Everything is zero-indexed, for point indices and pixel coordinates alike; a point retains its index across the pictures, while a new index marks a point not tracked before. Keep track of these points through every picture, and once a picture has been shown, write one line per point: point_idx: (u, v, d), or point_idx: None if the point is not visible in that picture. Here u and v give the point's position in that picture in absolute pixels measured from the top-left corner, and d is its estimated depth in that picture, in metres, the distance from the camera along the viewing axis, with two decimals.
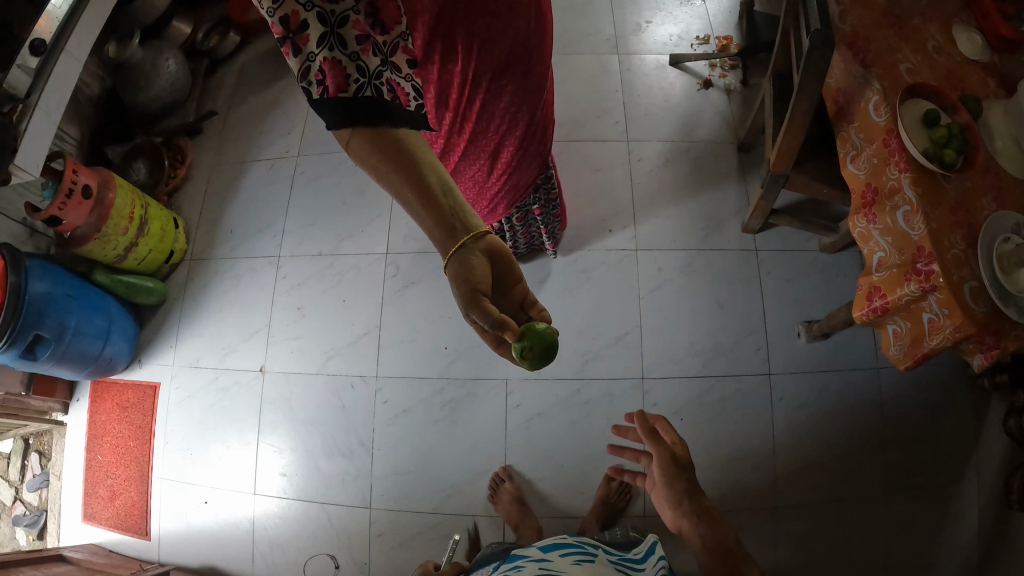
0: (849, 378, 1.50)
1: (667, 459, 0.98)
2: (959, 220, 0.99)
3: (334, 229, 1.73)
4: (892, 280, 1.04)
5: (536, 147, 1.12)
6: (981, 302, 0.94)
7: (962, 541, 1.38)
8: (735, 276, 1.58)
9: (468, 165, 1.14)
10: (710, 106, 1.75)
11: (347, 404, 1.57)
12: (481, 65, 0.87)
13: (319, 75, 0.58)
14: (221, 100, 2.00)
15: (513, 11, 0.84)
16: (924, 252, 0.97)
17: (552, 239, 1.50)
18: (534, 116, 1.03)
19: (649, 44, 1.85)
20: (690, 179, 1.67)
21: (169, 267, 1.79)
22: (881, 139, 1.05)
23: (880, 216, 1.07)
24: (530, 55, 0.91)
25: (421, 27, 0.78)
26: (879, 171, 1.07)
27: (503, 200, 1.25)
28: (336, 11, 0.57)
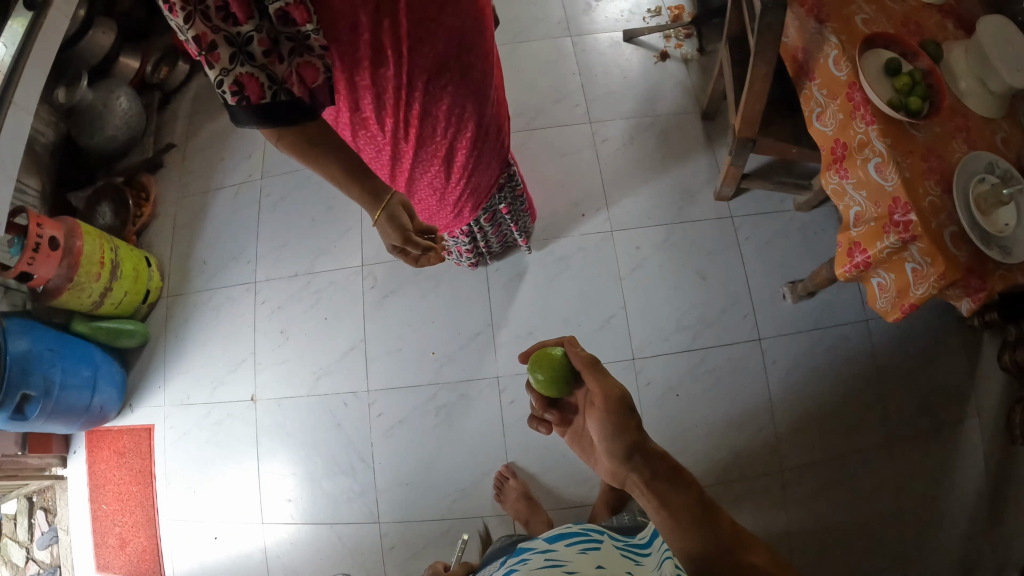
0: (838, 333, 1.54)
1: (614, 401, 0.83)
2: (932, 167, 1.10)
3: (306, 247, 1.68)
4: (871, 234, 1.17)
5: (491, 145, 1.14)
6: (963, 246, 1.07)
7: (970, 480, 1.44)
8: (714, 245, 1.55)
9: (424, 173, 1.13)
10: (669, 78, 1.67)
11: (342, 422, 1.55)
12: (414, 69, 0.87)
13: (235, 88, 0.72)
14: (178, 131, 1.92)
15: (444, 11, 0.84)
16: (900, 202, 1.08)
17: (524, 236, 1.48)
18: (481, 115, 1.05)
19: (601, 22, 1.74)
20: (658, 153, 1.60)
21: (147, 307, 1.75)
22: (844, 93, 1.16)
23: (852, 169, 1.19)
24: (466, 57, 0.94)
25: (333, 35, 0.77)
26: (846, 125, 1.18)
27: (468, 204, 1.24)
28: (241, 34, 0.69)
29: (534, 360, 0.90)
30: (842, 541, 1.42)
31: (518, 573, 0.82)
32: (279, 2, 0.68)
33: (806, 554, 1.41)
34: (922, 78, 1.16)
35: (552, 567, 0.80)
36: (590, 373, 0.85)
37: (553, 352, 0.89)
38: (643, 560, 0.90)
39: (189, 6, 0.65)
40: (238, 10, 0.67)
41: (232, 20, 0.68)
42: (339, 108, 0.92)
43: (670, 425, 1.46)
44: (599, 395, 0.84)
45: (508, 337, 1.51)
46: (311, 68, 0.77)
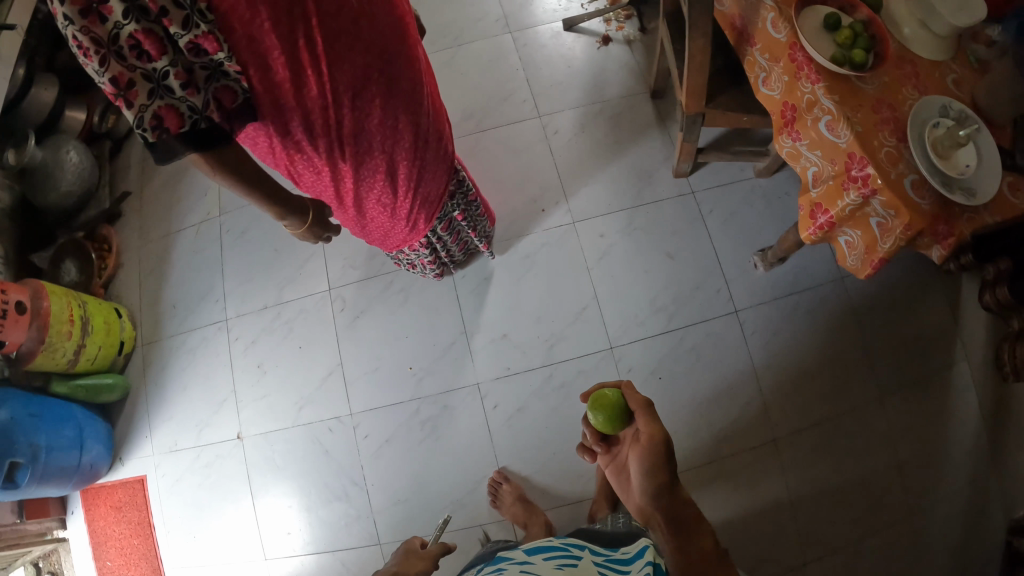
0: (815, 294, 1.55)
1: (657, 443, 0.89)
2: (885, 118, 1.14)
3: (272, 279, 1.66)
4: (831, 193, 1.20)
5: (434, 154, 1.12)
6: (925, 194, 1.11)
7: (967, 423, 1.50)
8: (678, 223, 1.53)
9: (368, 190, 1.11)
10: (614, 61, 1.65)
11: (330, 448, 1.53)
12: (337, 86, 0.87)
13: (154, 121, 0.75)
14: (132, 177, 1.88)
15: (359, 25, 0.84)
16: (856, 158, 1.11)
17: (485, 240, 1.46)
18: (418, 124, 1.04)
19: (539, 14, 1.72)
20: (611, 138, 1.58)
21: (123, 358, 1.72)
22: (786, 54, 1.19)
23: (803, 131, 1.22)
24: (392, 68, 0.93)
25: (247, 58, 0.78)
26: (792, 87, 1.20)
27: (422, 215, 1.22)
28: (156, 68, 0.73)
29: (593, 401, 0.97)
30: (848, 502, 1.45)
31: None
32: (188, 34, 0.71)
33: (810, 519, 1.44)
34: (862, 30, 1.19)
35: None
36: (642, 411, 0.92)
37: (608, 394, 0.96)
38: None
39: (103, 49, 0.69)
40: (151, 47, 0.71)
41: (146, 57, 0.71)
42: (264, 133, 0.90)
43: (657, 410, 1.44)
44: (645, 434, 0.90)
45: (483, 341, 1.50)
46: (229, 92, 0.79)
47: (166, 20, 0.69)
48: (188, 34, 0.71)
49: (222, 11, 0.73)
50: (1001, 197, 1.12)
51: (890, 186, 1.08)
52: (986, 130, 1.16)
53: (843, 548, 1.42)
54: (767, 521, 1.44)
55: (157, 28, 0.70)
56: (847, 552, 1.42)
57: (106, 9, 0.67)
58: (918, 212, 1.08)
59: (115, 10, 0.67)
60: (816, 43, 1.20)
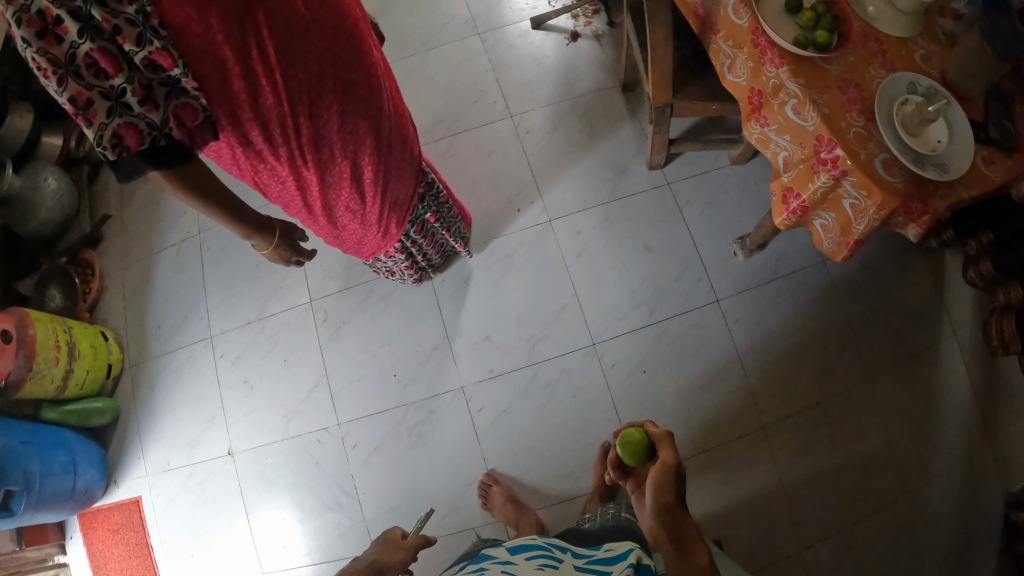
0: (797, 278, 1.55)
1: (668, 466, 0.87)
2: (852, 99, 1.13)
3: (254, 294, 1.66)
4: (802, 177, 1.20)
5: (399, 156, 1.12)
6: (896, 172, 1.10)
7: (959, 399, 1.49)
8: (655, 215, 1.52)
9: (336, 197, 1.10)
10: (584, 57, 1.64)
11: (320, 460, 1.53)
12: (293, 95, 0.87)
13: (114, 139, 0.75)
14: (112, 200, 1.87)
15: (312, 33, 0.84)
16: (824, 140, 1.11)
17: (461, 240, 1.46)
18: (380, 128, 1.04)
19: (506, 14, 1.71)
20: (583, 133, 1.58)
21: (112, 381, 1.72)
22: (749, 40, 1.19)
23: (771, 116, 1.21)
24: (347, 74, 0.92)
25: (203, 71, 0.78)
26: (757, 72, 1.20)
27: (392, 219, 1.22)
28: (114, 86, 0.73)
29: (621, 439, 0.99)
30: (842, 485, 1.45)
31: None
32: (142, 51, 0.72)
33: (803, 503, 1.44)
34: (825, 11, 1.19)
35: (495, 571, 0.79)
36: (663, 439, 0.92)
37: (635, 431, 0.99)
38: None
39: (60, 69, 0.69)
40: (107, 65, 0.71)
41: (103, 75, 0.72)
42: (228, 146, 0.90)
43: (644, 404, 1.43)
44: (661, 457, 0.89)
45: (465, 344, 1.50)
46: (188, 110, 0.80)
47: (120, 38, 0.70)
48: (142, 52, 0.72)
49: (174, 27, 0.73)
50: (975, 170, 1.12)
51: (859, 166, 1.08)
52: (957, 104, 1.15)
53: (839, 532, 1.42)
54: (760, 509, 1.43)
55: (113, 47, 0.71)
56: (843, 536, 1.41)
57: (61, 30, 0.68)
58: (891, 190, 1.08)
59: (70, 30, 0.68)
60: (778, 28, 1.19)
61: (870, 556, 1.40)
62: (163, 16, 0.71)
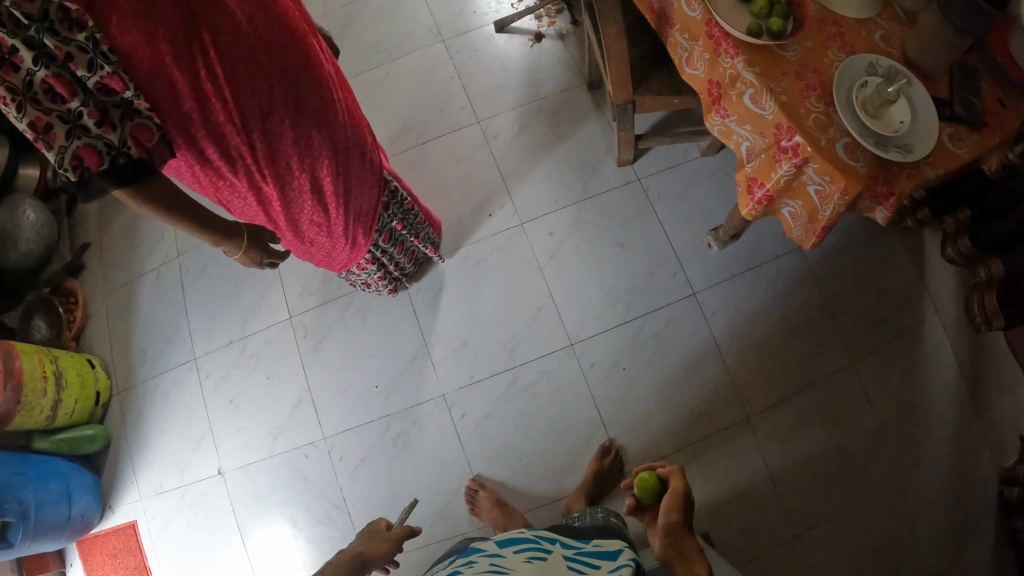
0: (774, 267, 1.54)
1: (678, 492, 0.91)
2: (811, 84, 1.13)
3: (235, 313, 1.67)
4: (765, 167, 1.20)
5: (359, 166, 1.12)
6: (859, 156, 1.09)
7: (946, 377, 1.49)
8: (626, 212, 1.53)
9: (299, 211, 1.10)
10: (549, 57, 1.65)
11: (309, 474, 1.54)
12: (245, 112, 0.88)
13: (75, 161, 0.75)
14: (91, 228, 1.88)
15: (259, 48, 0.85)
16: (784, 128, 1.10)
17: (431, 246, 1.47)
18: (338, 140, 1.04)
19: (470, 19, 1.72)
20: (552, 134, 1.58)
21: (101, 408, 1.73)
22: (704, 32, 1.18)
23: (731, 106, 1.20)
24: (298, 90, 0.93)
25: (155, 93, 0.79)
26: (714, 63, 1.19)
27: (359, 229, 1.22)
28: (71, 109, 0.74)
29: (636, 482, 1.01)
30: (830, 470, 1.44)
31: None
32: (94, 76, 0.73)
33: (791, 491, 1.43)
34: None
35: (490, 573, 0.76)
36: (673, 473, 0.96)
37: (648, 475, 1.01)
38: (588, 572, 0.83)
39: (18, 96, 0.70)
40: (63, 89, 0.72)
41: (60, 99, 0.72)
42: (188, 162, 0.91)
43: (624, 402, 1.44)
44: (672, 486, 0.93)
45: (444, 352, 1.50)
46: (145, 130, 0.80)
47: (72, 65, 0.71)
48: (94, 76, 0.73)
49: (123, 52, 0.75)
50: (941, 147, 1.11)
51: (821, 154, 1.07)
52: (919, 83, 1.14)
53: (830, 517, 1.41)
54: (749, 498, 1.43)
55: (66, 72, 0.71)
56: (835, 521, 1.41)
57: (16, 58, 0.68)
58: (855, 175, 1.07)
59: (25, 58, 0.69)
60: (733, 18, 1.19)
61: (862, 540, 1.40)
62: (112, 42, 0.74)
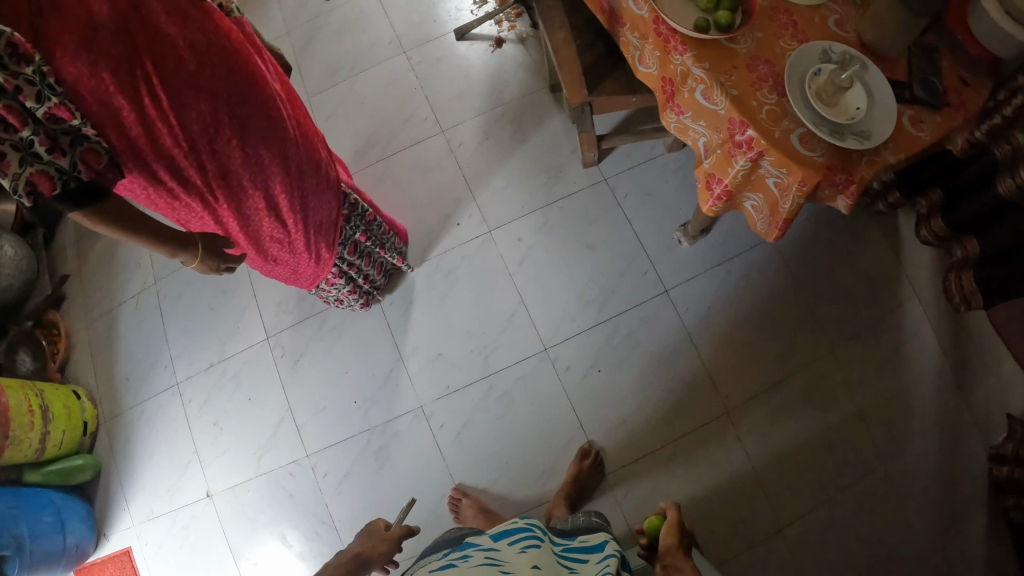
0: (746, 259, 1.54)
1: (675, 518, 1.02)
2: (763, 77, 1.12)
3: (213, 336, 1.68)
4: (722, 163, 1.19)
5: (315, 181, 1.10)
6: (815, 146, 1.08)
7: (925, 357, 1.50)
8: (594, 212, 1.53)
9: (258, 229, 1.10)
10: (510, 61, 1.65)
11: (294, 492, 1.54)
12: (191, 135, 0.88)
13: (28, 188, 0.74)
14: (70, 259, 1.89)
15: (201, 71, 0.86)
16: (737, 122, 1.10)
17: (399, 253, 1.46)
18: (291, 156, 1.03)
19: (431, 28, 1.72)
20: (516, 139, 1.58)
21: (90, 438, 1.72)
22: (653, 30, 1.17)
23: (683, 104, 1.19)
24: (243, 110, 0.92)
25: (101, 118, 0.79)
26: (665, 61, 1.18)
27: (321, 244, 1.21)
28: (22, 137, 0.72)
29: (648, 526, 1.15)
30: (816, 458, 1.43)
31: (457, 568, 0.82)
32: (43, 106, 0.72)
33: (776, 482, 1.42)
34: None
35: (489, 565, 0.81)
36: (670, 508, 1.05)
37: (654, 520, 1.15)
38: (578, 569, 0.90)
39: None
40: (14, 119, 0.71)
41: (11, 128, 0.71)
42: (139, 185, 0.91)
43: (599, 405, 1.44)
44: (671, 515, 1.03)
45: (419, 363, 1.51)
46: (94, 153, 0.80)
47: (21, 97, 0.70)
48: (42, 107, 0.72)
49: (68, 82, 0.75)
50: (903, 131, 1.09)
51: (775, 146, 1.07)
52: (874, 66, 1.12)
53: (818, 507, 1.40)
54: (735, 492, 1.41)
55: (16, 104, 0.70)
56: (822, 510, 1.40)
57: None
58: (811, 165, 1.06)
59: None
60: (682, 15, 1.19)
61: (851, 528, 1.38)
62: (58, 73, 0.74)
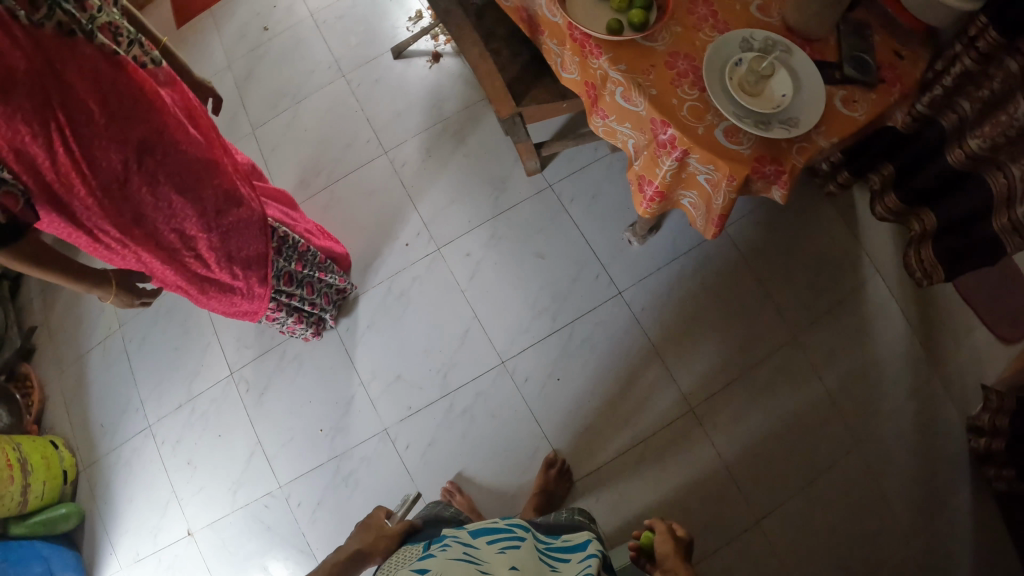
0: (696, 253, 1.55)
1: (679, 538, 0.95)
2: (683, 73, 1.10)
3: (180, 375, 1.69)
4: (651, 164, 1.17)
5: (237, 219, 1.09)
6: (741, 139, 1.06)
7: (890, 335, 1.48)
8: (541, 220, 1.55)
9: (183, 269, 1.09)
10: (447, 77, 1.67)
11: (272, 524, 1.52)
12: (105, 184, 0.88)
13: None
14: (36, 311, 1.90)
15: (113, 119, 0.86)
16: (658, 122, 1.08)
17: (339, 276, 1.47)
18: (215, 197, 1.04)
19: (368, 50, 1.74)
20: (459, 154, 1.61)
21: (71, 485, 1.70)
22: (568, 35, 1.16)
23: (607, 107, 1.18)
24: (154, 156, 0.92)
25: (19, 168, 0.78)
26: (585, 65, 1.16)
27: (253, 278, 1.20)
28: None
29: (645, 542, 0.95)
30: (787, 446, 1.41)
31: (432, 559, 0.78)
32: None
33: (749, 475, 1.39)
34: None
35: (464, 564, 0.76)
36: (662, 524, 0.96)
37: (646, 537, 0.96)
38: (559, 567, 0.85)
39: None
40: None
41: None
42: (61, 227, 0.91)
43: (560, 413, 1.44)
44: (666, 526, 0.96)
45: (380, 387, 1.52)
46: (10, 197, 0.79)
47: None
48: None
49: None
50: (836, 112, 1.06)
51: (697, 143, 1.05)
52: (798, 51, 1.09)
53: (794, 496, 1.37)
54: (709, 487, 1.39)
55: None
56: (801, 498, 1.37)
57: None
58: (737, 159, 1.04)
59: None
60: (595, 17, 1.17)
61: (832, 515, 1.36)
62: None
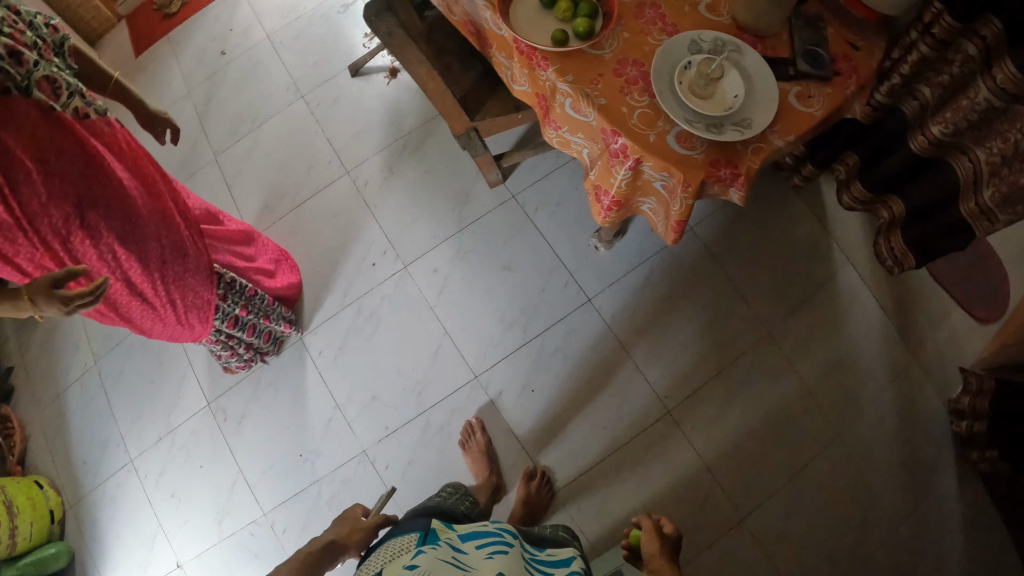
0: (664, 254, 1.55)
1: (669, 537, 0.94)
2: (631, 80, 1.07)
3: (159, 408, 1.69)
4: (606, 174, 1.16)
5: (182, 269, 1.10)
6: (694, 144, 1.03)
7: (866, 322, 1.48)
8: (506, 233, 1.56)
9: (127, 312, 1.08)
10: (405, 93, 1.68)
11: (258, 551, 1.51)
12: (47, 236, 0.88)
13: None
14: (12, 352, 1.90)
15: (54, 173, 0.85)
16: (608, 132, 1.05)
17: (284, 321, 1.49)
18: (160, 248, 1.04)
19: (325, 70, 1.74)
20: (421, 171, 1.62)
21: (58, 525, 1.68)
22: (515, 48, 1.12)
23: (559, 118, 1.16)
24: (95, 209, 0.91)
25: None
26: (534, 76, 1.13)
27: (197, 318, 1.20)
28: None
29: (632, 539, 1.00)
30: (767, 442, 1.40)
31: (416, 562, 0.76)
32: None
33: (731, 473, 1.38)
34: None
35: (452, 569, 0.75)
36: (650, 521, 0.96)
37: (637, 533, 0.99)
38: None
39: None
40: None
41: None
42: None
43: (536, 424, 1.44)
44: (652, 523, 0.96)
45: (355, 409, 1.51)
46: None
47: None
48: None
49: None
50: (790, 109, 1.04)
51: (648, 150, 1.02)
52: (749, 50, 1.07)
53: (777, 491, 1.37)
54: (692, 489, 1.38)
55: None
56: (784, 493, 1.36)
57: None
58: (691, 165, 1.01)
59: None
60: (541, 27, 1.15)
61: (816, 508, 1.35)
62: None
